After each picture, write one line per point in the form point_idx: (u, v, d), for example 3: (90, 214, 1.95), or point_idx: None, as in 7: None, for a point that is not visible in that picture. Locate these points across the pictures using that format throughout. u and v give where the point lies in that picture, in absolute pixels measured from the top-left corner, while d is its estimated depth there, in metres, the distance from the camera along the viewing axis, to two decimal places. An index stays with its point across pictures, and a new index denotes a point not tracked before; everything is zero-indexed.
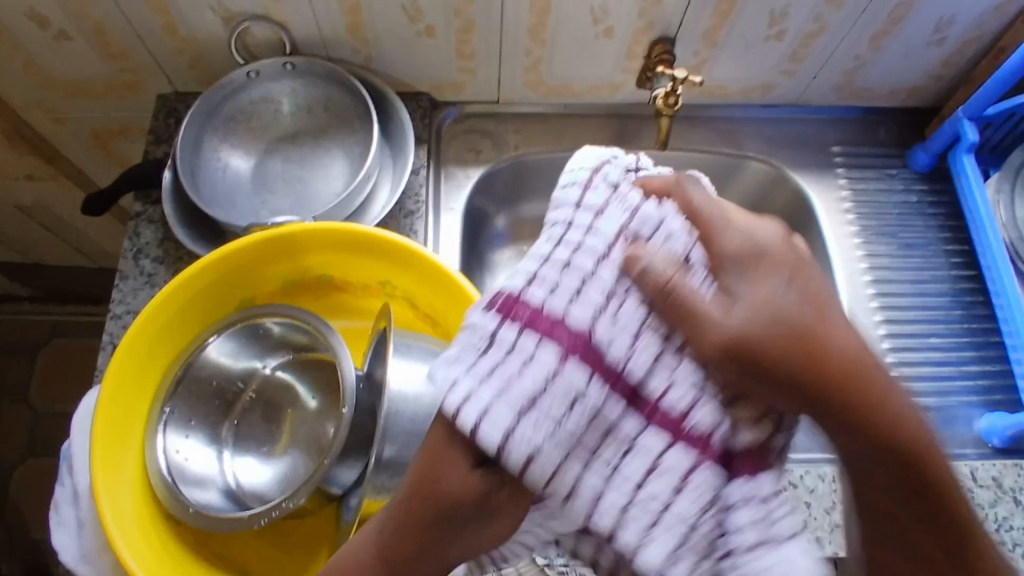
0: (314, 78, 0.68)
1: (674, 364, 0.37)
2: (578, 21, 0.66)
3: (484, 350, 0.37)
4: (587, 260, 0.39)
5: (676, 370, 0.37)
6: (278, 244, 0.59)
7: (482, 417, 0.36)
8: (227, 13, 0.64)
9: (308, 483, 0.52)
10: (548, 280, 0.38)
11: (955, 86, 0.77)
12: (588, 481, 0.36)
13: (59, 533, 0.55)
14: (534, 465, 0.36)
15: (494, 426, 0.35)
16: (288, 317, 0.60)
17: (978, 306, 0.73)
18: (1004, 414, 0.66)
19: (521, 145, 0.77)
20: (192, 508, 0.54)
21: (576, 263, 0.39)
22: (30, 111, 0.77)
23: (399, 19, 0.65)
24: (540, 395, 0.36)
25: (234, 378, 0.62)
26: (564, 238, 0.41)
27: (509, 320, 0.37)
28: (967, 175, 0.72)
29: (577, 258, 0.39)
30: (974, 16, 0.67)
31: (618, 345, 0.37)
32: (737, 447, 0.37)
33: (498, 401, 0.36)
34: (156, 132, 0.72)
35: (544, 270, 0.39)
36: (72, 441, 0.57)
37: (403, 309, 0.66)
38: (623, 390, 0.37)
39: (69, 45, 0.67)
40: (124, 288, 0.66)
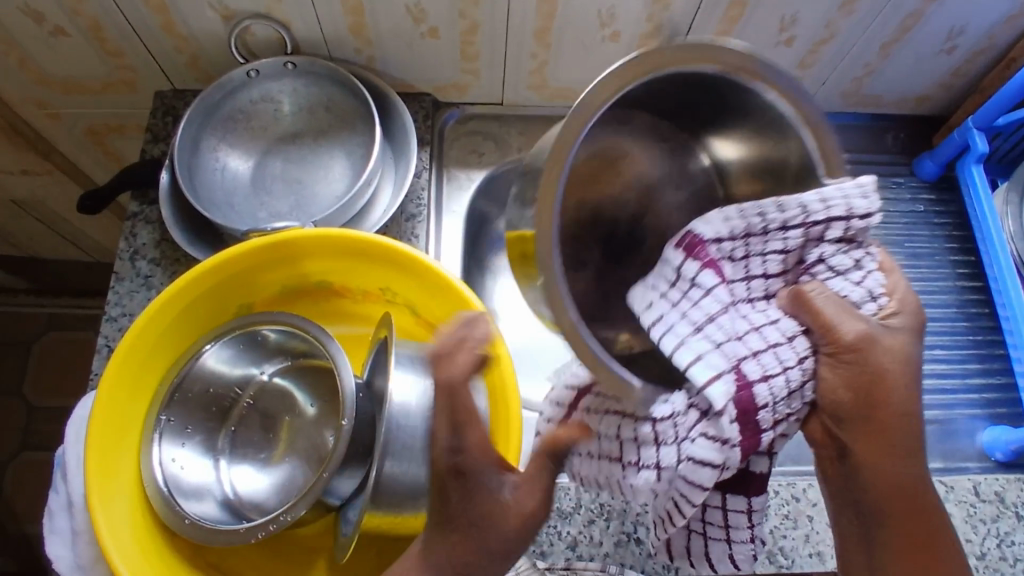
0: (316, 77, 0.67)
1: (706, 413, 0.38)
2: (585, 25, 0.65)
3: (783, 270, 0.42)
4: (777, 261, 0.41)
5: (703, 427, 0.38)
6: (276, 251, 0.58)
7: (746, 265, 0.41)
8: (227, 12, 0.63)
9: (308, 495, 0.50)
10: (785, 239, 0.40)
11: (965, 94, 0.76)
12: (712, 359, 0.37)
13: (52, 542, 0.54)
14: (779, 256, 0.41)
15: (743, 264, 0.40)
16: (285, 325, 0.58)
17: (984, 317, 0.73)
18: (1008, 428, 0.67)
19: (525, 148, 0.76)
20: (188, 519, 0.53)
21: (776, 251, 0.41)
22: (24, 105, 0.75)
23: (402, 20, 0.64)
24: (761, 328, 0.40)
25: (231, 385, 0.61)
26: (794, 231, 0.40)
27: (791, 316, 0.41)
28: (975, 184, 0.71)
29: (790, 245, 0.41)
30: (986, 27, 0.66)
31: (762, 390, 0.38)
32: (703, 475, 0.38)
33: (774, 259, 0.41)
34: (153, 130, 0.71)
35: (769, 244, 0.40)
36: (66, 450, 0.56)
37: (403, 317, 0.65)
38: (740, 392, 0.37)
39: (65, 41, 0.65)
40: (119, 290, 0.65)
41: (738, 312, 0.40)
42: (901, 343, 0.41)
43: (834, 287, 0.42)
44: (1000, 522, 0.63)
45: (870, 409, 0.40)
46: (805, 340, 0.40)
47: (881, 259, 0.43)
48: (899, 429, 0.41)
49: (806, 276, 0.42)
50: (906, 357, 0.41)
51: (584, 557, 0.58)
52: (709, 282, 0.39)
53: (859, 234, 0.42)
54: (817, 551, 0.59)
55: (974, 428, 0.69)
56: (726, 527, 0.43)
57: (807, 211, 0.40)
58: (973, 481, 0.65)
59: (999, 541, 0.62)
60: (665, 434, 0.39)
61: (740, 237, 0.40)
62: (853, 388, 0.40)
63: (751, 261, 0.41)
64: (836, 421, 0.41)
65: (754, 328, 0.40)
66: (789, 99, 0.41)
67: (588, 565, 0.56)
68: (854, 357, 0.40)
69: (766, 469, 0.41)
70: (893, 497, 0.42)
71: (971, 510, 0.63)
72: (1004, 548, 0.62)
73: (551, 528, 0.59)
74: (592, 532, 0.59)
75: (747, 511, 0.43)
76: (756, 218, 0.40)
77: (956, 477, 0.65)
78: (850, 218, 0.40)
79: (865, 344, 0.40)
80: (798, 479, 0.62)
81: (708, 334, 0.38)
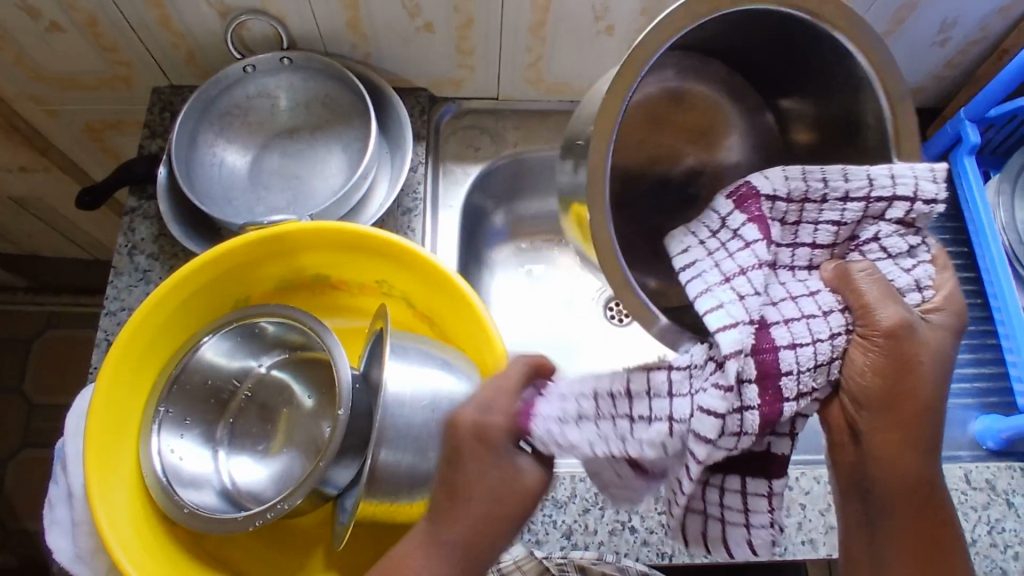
0: (312, 72, 0.67)
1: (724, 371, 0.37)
2: (580, 19, 0.65)
3: (830, 247, 0.43)
4: (828, 230, 0.42)
5: (715, 380, 0.37)
6: (273, 244, 0.59)
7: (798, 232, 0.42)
8: (223, 7, 0.63)
9: (306, 484, 0.51)
10: (839, 205, 0.42)
11: (958, 86, 0.77)
12: (745, 304, 0.38)
13: (52, 533, 0.55)
14: (831, 227, 0.42)
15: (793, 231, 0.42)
16: (282, 317, 0.59)
17: (976, 308, 0.73)
18: (999, 417, 0.68)
19: (520, 142, 0.77)
20: (187, 508, 0.53)
21: (826, 217, 0.42)
22: (22, 101, 0.75)
23: (398, 15, 0.64)
24: (806, 295, 0.40)
25: (229, 377, 0.62)
26: (850, 197, 0.42)
27: (835, 292, 0.41)
28: (967, 176, 0.72)
29: (846, 211, 0.42)
30: (977, 19, 0.67)
31: (789, 353, 0.38)
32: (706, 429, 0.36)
33: (824, 228, 0.42)
34: (151, 126, 0.71)
35: (825, 210, 0.42)
36: (65, 441, 0.57)
37: (399, 309, 0.66)
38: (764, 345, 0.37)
39: (61, 37, 0.66)
40: (118, 285, 0.66)
41: (778, 278, 0.41)
42: (938, 338, 0.40)
43: (881, 268, 0.42)
44: (990, 509, 0.64)
45: (900, 390, 0.39)
46: (841, 317, 0.40)
47: (934, 255, 0.43)
48: (920, 423, 0.39)
49: (854, 253, 0.43)
50: (941, 354, 0.40)
51: (579, 545, 0.59)
52: (750, 235, 0.41)
53: (920, 221, 0.43)
54: (809, 539, 0.60)
55: (966, 418, 0.69)
56: (745, 512, 0.41)
57: (863, 183, 0.42)
58: (963, 469, 0.65)
59: (990, 528, 0.63)
60: (678, 387, 0.38)
61: (797, 200, 0.42)
62: (883, 375, 0.39)
63: (802, 227, 0.42)
64: (859, 405, 0.40)
65: (792, 294, 0.40)
66: (870, 57, 0.44)
67: (585, 555, 0.59)
68: (890, 343, 0.39)
69: (786, 452, 0.41)
70: (904, 493, 0.40)
71: (962, 497, 0.64)
72: (995, 535, 0.63)
73: (546, 517, 0.59)
74: (587, 520, 0.59)
75: (768, 495, 0.41)
76: (809, 182, 0.42)
77: (947, 465, 0.66)
78: (915, 199, 0.42)
79: (904, 331, 0.39)
80: (790, 468, 0.62)
81: (734, 284, 0.39)
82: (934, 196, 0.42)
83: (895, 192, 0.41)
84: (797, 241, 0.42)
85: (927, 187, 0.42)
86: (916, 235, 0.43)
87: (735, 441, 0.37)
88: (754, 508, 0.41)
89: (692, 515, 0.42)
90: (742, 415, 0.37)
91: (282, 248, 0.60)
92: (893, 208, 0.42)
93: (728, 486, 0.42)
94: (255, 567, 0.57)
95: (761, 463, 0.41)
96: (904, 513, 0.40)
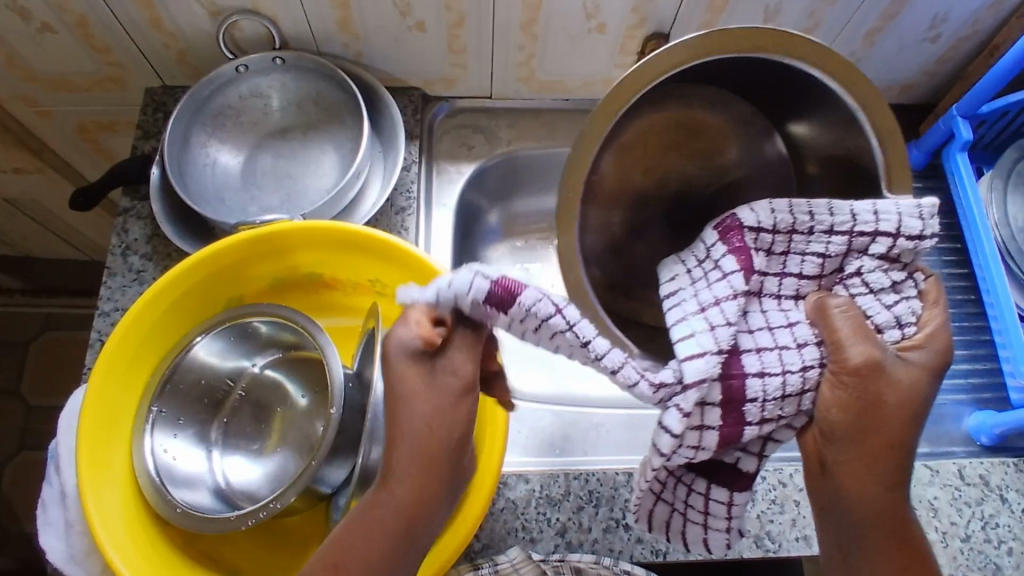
0: (304, 72, 0.67)
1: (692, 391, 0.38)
2: (571, 17, 0.65)
3: (817, 280, 0.43)
4: (812, 263, 0.43)
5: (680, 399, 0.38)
6: (264, 244, 0.59)
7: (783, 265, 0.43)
8: (214, 7, 0.63)
9: (298, 482, 0.51)
10: (823, 238, 0.42)
11: (950, 82, 0.77)
12: (718, 334, 0.39)
13: (46, 533, 0.55)
14: (816, 260, 0.43)
15: (777, 262, 0.43)
16: (275, 316, 0.59)
17: (968, 304, 0.74)
18: (993, 413, 0.68)
19: (513, 141, 0.77)
20: (179, 507, 0.53)
21: (812, 250, 0.43)
22: (14, 103, 0.75)
23: (389, 14, 0.64)
24: (781, 327, 0.41)
25: (223, 376, 0.62)
26: (834, 230, 0.42)
27: (812, 326, 0.41)
28: (959, 172, 0.72)
29: (829, 245, 0.42)
30: (968, 14, 0.67)
31: (757, 381, 0.39)
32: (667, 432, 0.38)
33: (808, 260, 0.43)
34: (144, 126, 0.71)
35: (809, 244, 0.42)
36: (59, 441, 0.57)
37: (393, 309, 0.66)
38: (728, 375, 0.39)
39: (53, 38, 0.66)
40: (112, 285, 0.66)
41: (760, 307, 0.42)
42: (911, 377, 0.40)
43: (863, 303, 0.42)
44: (984, 505, 0.64)
45: (866, 425, 0.40)
46: (815, 351, 0.40)
47: (924, 290, 0.43)
48: (886, 457, 0.40)
49: (840, 287, 0.43)
50: (913, 393, 0.40)
51: (575, 543, 0.59)
52: (729, 266, 0.41)
53: (905, 256, 0.43)
54: (803, 535, 0.60)
55: (960, 413, 0.70)
56: (705, 513, 0.44)
57: (845, 218, 0.42)
58: (957, 464, 0.65)
59: (984, 524, 0.63)
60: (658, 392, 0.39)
61: (784, 232, 0.42)
62: (850, 412, 0.39)
63: (789, 258, 0.43)
64: (828, 437, 0.41)
65: (767, 326, 0.41)
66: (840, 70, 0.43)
67: (582, 558, 0.56)
68: (858, 381, 0.39)
69: (754, 470, 0.43)
70: (873, 522, 0.41)
71: (957, 492, 0.64)
72: (989, 530, 0.63)
73: (541, 515, 0.59)
74: (581, 518, 0.59)
75: (728, 502, 0.44)
76: (794, 215, 0.42)
77: (941, 461, 0.66)
78: (899, 236, 0.42)
79: (873, 368, 0.39)
80: (784, 465, 0.62)
81: (708, 315, 0.40)
82: (918, 234, 0.42)
83: (877, 228, 0.42)
84: (784, 272, 0.43)
85: (910, 224, 0.41)
86: (902, 271, 0.43)
87: (693, 453, 0.40)
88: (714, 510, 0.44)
89: (661, 504, 0.45)
90: (702, 432, 0.39)
91: (266, 256, 0.60)
92: (876, 245, 0.42)
93: (696, 487, 0.44)
94: (249, 566, 0.57)
95: (733, 474, 0.43)
96: (872, 538, 0.41)
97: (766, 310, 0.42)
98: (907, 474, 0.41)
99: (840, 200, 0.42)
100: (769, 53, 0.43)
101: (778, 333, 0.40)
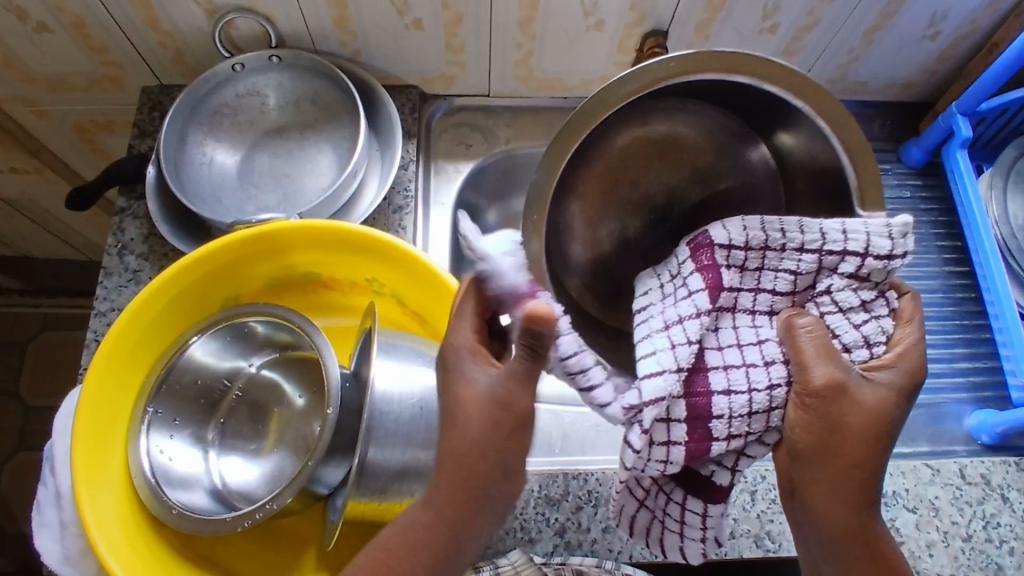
0: (300, 71, 0.67)
1: (653, 405, 0.40)
2: (568, 15, 0.65)
3: (791, 293, 0.43)
4: (783, 278, 0.43)
5: (642, 413, 0.40)
6: (260, 243, 0.59)
7: (755, 279, 0.43)
8: (210, 6, 0.63)
9: (295, 483, 0.50)
10: (794, 255, 0.42)
11: (950, 80, 0.77)
12: (682, 353, 0.40)
13: (41, 535, 0.54)
14: (788, 275, 0.43)
15: (749, 277, 0.43)
16: (272, 316, 0.58)
17: (968, 302, 0.73)
18: (995, 411, 0.67)
19: (512, 139, 0.77)
20: (175, 509, 0.53)
21: (784, 266, 0.43)
22: (10, 102, 0.75)
23: (386, 12, 0.64)
24: (748, 344, 0.42)
25: (220, 376, 0.62)
26: (805, 248, 0.42)
27: (779, 342, 0.42)
28: (959, 170, 0.72)
29: (800, 261, 0.42)
30: (968, 12, 0.66)
31: (722, 399, 0.40)
32: (631, 444, 0.40)
33: (780, 275, 0.43)
34: (140, 126, 0.71)
35: (780, 260, 0.43)
36: (53, 443, 0.56)
37: (391, 308, 0.66)
38: (690, 391, 0.41)
39: (49, 38, 0.65)
40: (108, 285, 0.65)
41: (730, 324, 0.42)
42: (877, 398, 0.41)
43: (833, 322, 0.43)
44: (986, 504, 0.64)
45: (831, 446, 0.41)
46: (781, 369, 0.41)
47: (897, 307, 0.43)
48: (850, 476, 0.41)
49: (811, 304, 0.43)
50: (879, 413, 0.41)
51: (574, 543, 0.58)
52: (699, 284, 0.42)
53: (878, 275, 0.42)
54: None
55: (960, 412, 0.69)
56: (682, 523, 0.47)
57: (815, 236, 0.42)
58: (960, 463, 0.65)
59: (985, 523, 0.63)
60: (624, 408, 0.41)
61: (757, 248, 0.42)
62: (813, 433, 0.41)
63: (763, 274, 0.43)
64: (796, 458, 0.42)
65: (734, 344, 0.42)
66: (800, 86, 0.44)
67: (583, 561, 0.56)
68: (821, 404, 0.40)
69: (728, 483, 0.44)
70: (844, 542, 0.41)
71: (958, 492, 0.64)
72: (991, 530, 0.63)
73: (540, 516, 0.59)
74: (580, 518, 0.59)
75: (703, 514, 0.45)
76: (768, 232, 0.42)
77: (942, 460, 0.65)
78: (869, 255, 0.42)
79: (835, 390, 0.40)
80: None
81: (671, 333, 0.41)
82: (887, 253, 0.42)
83: (846, 247, 0.42)
84: (756, 288, 0.43)
85: (879, 243, 0.41)
86: (873, 289, 0.43)
87: (661, 465, 0.42)
88: (688, 518, 0.46)
89: (643, 510, 0.48)
90: (669, 448, 0.41)
91: (258, 255, 0.60)
92: (846, 262, 0.42)
93: (673, 496, 0.46)
94: (247, 567, 0.57)
95: (706, 488, 0.45)
96: (845, 557, 0.42)
97: (734, 325, 0.42)
98: (874, 493, 0.42)
99: (811, 218, 0.43)
100: (729, 74, 0.43)
101: (745, 351, 0.42)
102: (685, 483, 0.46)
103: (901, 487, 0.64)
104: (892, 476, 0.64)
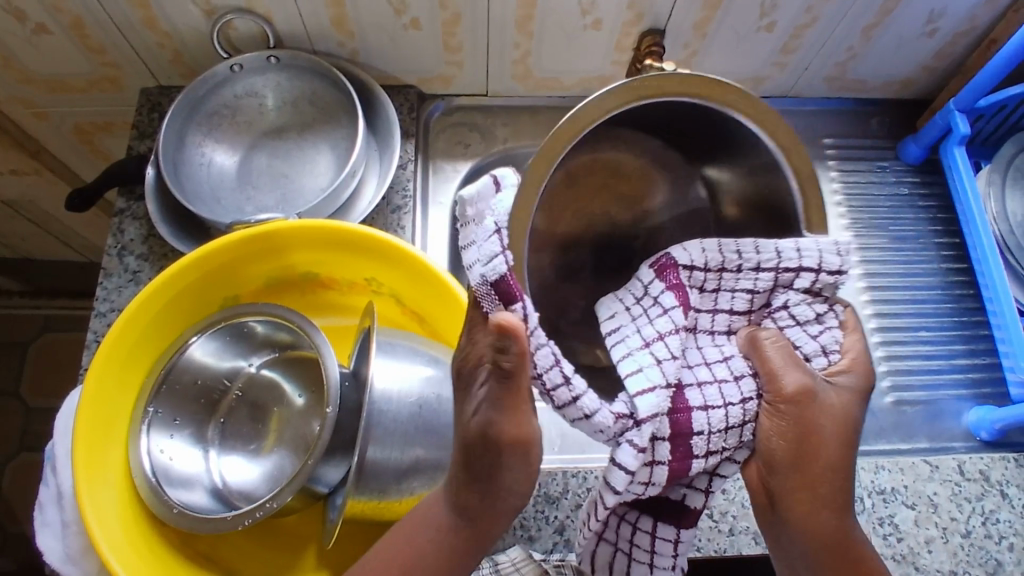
0: (298, 71, 0.67)
1: (650, 423, 0.39)
2: (566, 14, 0.65)
3: (749, 312, 0.45)
4: (741, 298, 0.45)
5: (636, 434, 0.39)
6: (258, 243, 0.59)
7: (713, 300, 0.45)
8: (208, 6, 0.63)
9: (295, 481, 0.50)
10: (752, 275, 0.44)
11: (948, 77, 0.77)
12: (664, 369, 0.41)
13: (43, 534, 0.55)
14: (746, 295, 0.45)
15: (707, 299, 0.45)
16: (271, 316, 0.58)
17: (968, 298, 0.74)
18: (994, 408, 0.67)
19: (510, 138, 0.77)
20: (176, 508, 0.53)
21: (742, 286, 0.44)
22: (9, 104, 0.75)
23: (384, 12, 0.64)
24: (716, 361, 0.43)
25: (220, 376, 0.62)
26: (763, 268, 0.44)
27: (745, 359, 0.44)
28: (957, 167, 0.72)
29: (759, 281, 0.44)
30: (966, 8, 0.67)
31: (701, 416, 0.41)
32: (624, 467, 0.39)
33: (739, 295, 0.45)
34: (140, 127, 0.71)
35: (738, 282, 0.44)
36: (54, 442, 0.57)
37: (389, 308, 0.66)
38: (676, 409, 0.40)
39: (48, 39, 0.66)
40: (108, 286, 0.65)
41: (694, 344, 0.44)
42: (841, 400, 0.43)
43: (791, 335, 0.45)
44: (985, 500, 0.64)
45: (806, 451, 0.42)
46: (751, 382, 0.43)
47: (845, 319, 0.46)
48: (827, 480, 0.42)
49: (768, 320, 0.45)
50: (845, 415, 0.43)
51: (574, 543, 0.59)
52: (668, 302, 0.43)
53: (828, 289, 0.45)
54: None
55: (960, 409, 0.69)
56: (651, 552, 0.45)
57: (773, 255, 0.43)
58: (959, 458, 0.65)
59: (984, 519, 0.63)
60: (619, 427, 0.39)
61: (715, 270, 0.44)
62: (789, 439, 0.42)
63: (720, 295, 0.45)
64: (771, 469, 0.43)
65: (704, 363, 0.43)
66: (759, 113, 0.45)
67: None
68: (793, 408, 0.42)
69: (700, 506, 0.44)
70: (824, 549, 0.42)
71: (958, 488, 0.64)
72: (990, 526, 0.63)
73: (540, 514, 0.59)
74: (579, 516, 0.59)
75: (675, 540, 0.44)
76: (726, 255, 0.44)
77: (941, 456, 0.65)
78: (822, 272, 0.43)
79: (804, 395, 0.42)
80: None
81: (653, 349, 0.41)
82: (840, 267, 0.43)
83: (804, 264, 0.43)
84: (716, 309, 0.45)
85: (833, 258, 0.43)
86: (825, 303, 0.45)
87: (642, 488, 0.41)
88: (660, 548, 0.45)
89: (604, 545, 0.46)
90: (653, 468, 0.40)
91: (255, 255, 0.60)
92: (802, 279, 0.44)
93: (640, 526, 0.45)
94: (247, 566, 0.57)
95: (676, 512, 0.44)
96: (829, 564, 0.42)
97: (697, 345, 0.44)
98: (849, 497, 0.43)
99: (766, 239, 0.44)
100: (702, 98, 0.45)
101: (712, 368, 0.43)
102: (651, 507, 0.45)
103: (901, 484, 0.63)
104: (891, 472, 0.64)
